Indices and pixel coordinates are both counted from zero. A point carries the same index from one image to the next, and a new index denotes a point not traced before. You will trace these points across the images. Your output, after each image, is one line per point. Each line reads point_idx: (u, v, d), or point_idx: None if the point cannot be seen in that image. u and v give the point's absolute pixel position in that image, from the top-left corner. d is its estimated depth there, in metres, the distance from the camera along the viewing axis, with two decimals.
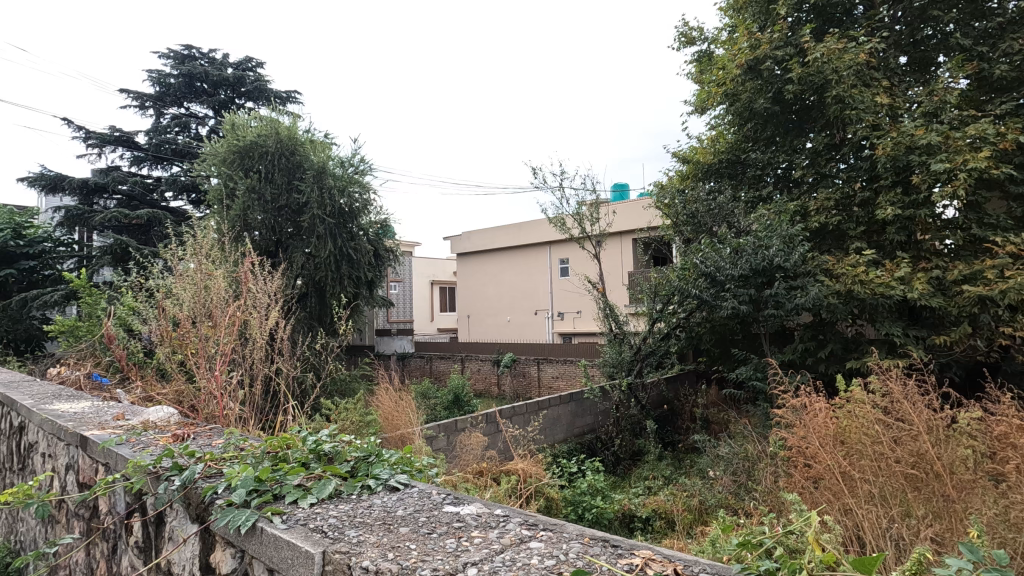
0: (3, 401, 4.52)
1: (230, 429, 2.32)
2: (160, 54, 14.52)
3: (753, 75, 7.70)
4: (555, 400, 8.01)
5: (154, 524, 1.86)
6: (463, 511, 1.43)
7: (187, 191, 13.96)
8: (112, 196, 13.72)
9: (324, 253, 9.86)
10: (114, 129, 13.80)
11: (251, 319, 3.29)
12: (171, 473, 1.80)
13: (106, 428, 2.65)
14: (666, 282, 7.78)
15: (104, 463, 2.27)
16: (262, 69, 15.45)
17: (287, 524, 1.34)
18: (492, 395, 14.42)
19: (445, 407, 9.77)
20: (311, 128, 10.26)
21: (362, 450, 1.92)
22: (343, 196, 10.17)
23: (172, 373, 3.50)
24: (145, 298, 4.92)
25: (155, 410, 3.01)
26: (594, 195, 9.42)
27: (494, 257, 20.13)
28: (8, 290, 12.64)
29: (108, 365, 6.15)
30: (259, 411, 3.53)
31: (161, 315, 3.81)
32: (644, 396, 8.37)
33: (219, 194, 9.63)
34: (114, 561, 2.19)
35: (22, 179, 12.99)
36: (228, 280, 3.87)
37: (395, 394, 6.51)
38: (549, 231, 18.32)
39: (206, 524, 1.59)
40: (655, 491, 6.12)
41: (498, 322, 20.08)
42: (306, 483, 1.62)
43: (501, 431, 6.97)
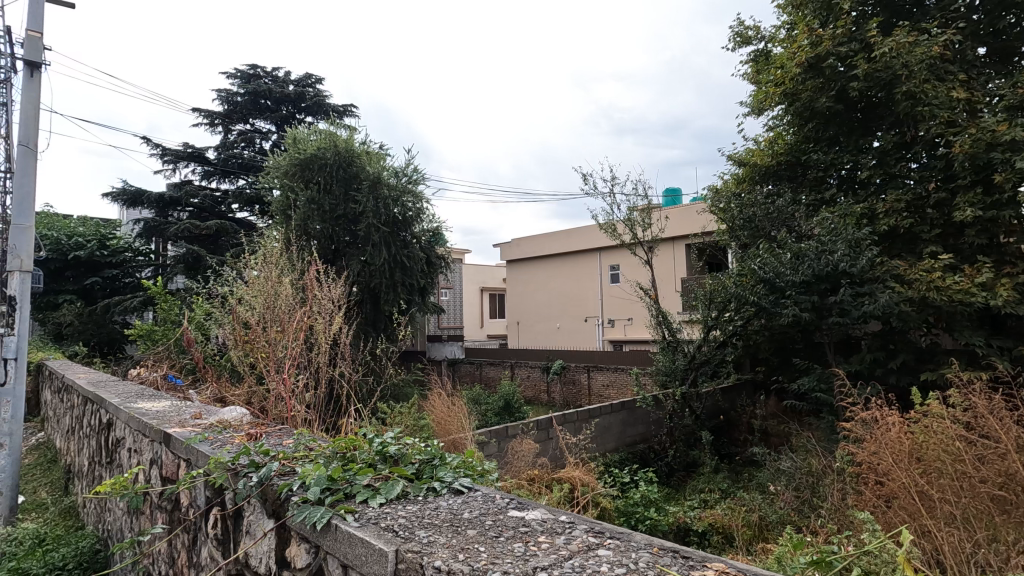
0: (93, 399, 4.89)
1: (300, 431, 2.41)
2: (228, 74, 15.41)
3: (814, 73, 7.42)
4: (607, 408, 7.92)
5: (233, 519, 1.96)
6: (528, 515, 1.45)
7: (252, 203, 14.75)
8: (185, 209, 14.62)
9: (378, 261, 10.16)
10: (187, 146, 14.74)
11: (317, 325, 3.43)
12: (249, 470, 1.90)
13: (186, 426, 2.82)
14: (722, 289, 7.56)
15: (186, 459, 2.41)
16: (321, 85, 16.14)
17: (360, 522, 1.39)
18: (541, 402, 14.39)
19: (496, 413, 9.84)
20: (367, 140, 10.61)
21: (426, 453, 1.96)
22: (396, 205, 10.61)
23: (243, 375, 3.68)
24: (217, 304, 5.23)
25: (228, 410, 3.17)
26: (646, 199, 9.30)
27: (544, 264, 20.15)
28: (94, 296, 13.74)
29: (182, 366, 6.58)
30: (324, 413, 3.67)
31: (234, 321, 4.03)
32: (698, 406, 8.15)
33: (282, 205, 10.10)
34: (194, 552, 2.32)
35: (107, 195, 14.04)
36: (295, 287, 4.05)
37: (448, 399, 6.61)
38: (599, 237, 18.19)
39: (282, 519, 1.67)
40: (712, 505, 5.93)
41: (548, 329, 20.05)
42: (375, 483, 1.68)
43: (552, 439, 6.96)
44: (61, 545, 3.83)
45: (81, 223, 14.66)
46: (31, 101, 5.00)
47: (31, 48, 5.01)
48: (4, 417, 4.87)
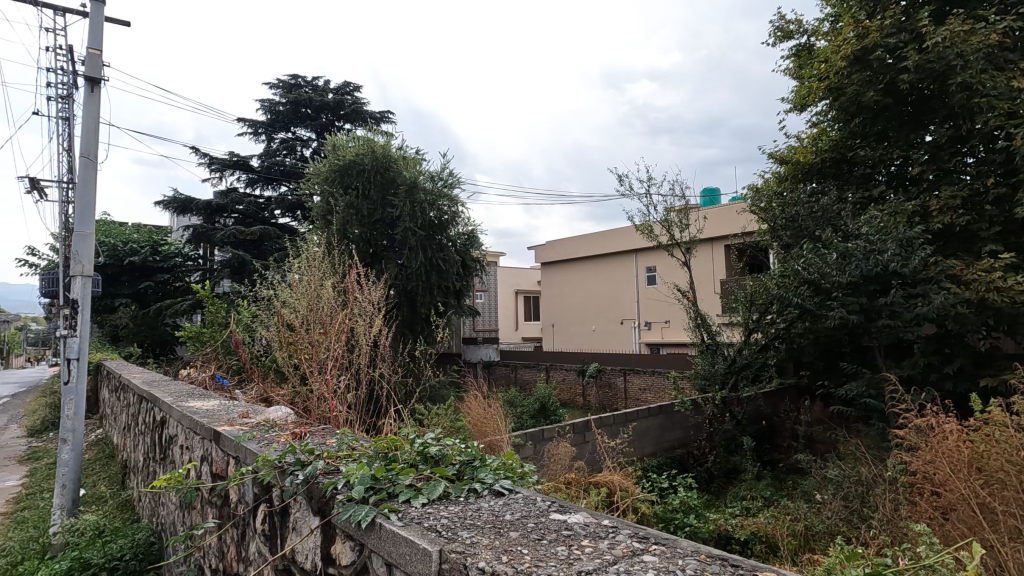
0: (148, 398, 5.12)
1: (343, 430, 2.46)
2: (270, 84, 15.92)
3: (861, 66, 7.15)
4: (644, 412, 7.81)
5: (280, 515, 2.01)
6: (571, 519, 1.44)
7: (294, 209, 15.19)
8: (231, 215, 15.15)
9: (415, 264, 10.29)
10: (232, 154, 15.29)
11: (359, 326, 3.50)
12: (295, 468, 1.95)
13: (235, 424, 2.93)
14: (764, 290, 7.35)
15: (235, 456, 2.50)
16: (359, 92, 16.49)
17: (404, 521, 1.41)
18: (577, 405, 14.31)
19: (532, 416, 9.83)
20: (403, 145, 10.80)
21: (467, 454, 1.98)
22: (433, 209, 10.73)
23: (287, 376, 3.78)
24: (263, 307, 5.40)
25: (274, 410, 3.27)
26: (683, 200, 9.13)
27: (579, 266, 20.05)
28: (147, 300, 14.42)
29: (230, 367, 6.83)
30: (365, 413, 3.74)
31: (278, 323, 4.16)
32: (739, 411, 7.94)
33: (322, 211, 10.37)
34: (243, 547, 2.40)
35: (159, 203, 14.70)
36: (336, 290, 4.14)
37: (484, 401, 6.64)
38: (635, 239, 17.98)
39: (327, 516, 1.71)
40: (754, 513, 5.76)
41: (583, 332, 19.93)
42: (417, 483, 1.70)
43: (588, 443, 6.91)
44: (119, 537, 4.02)
45: (136, 230, 15.41)
46: (91, 115, 5.29)
47: (91, 65, 5.29)
48: (68, 413, 5.15)
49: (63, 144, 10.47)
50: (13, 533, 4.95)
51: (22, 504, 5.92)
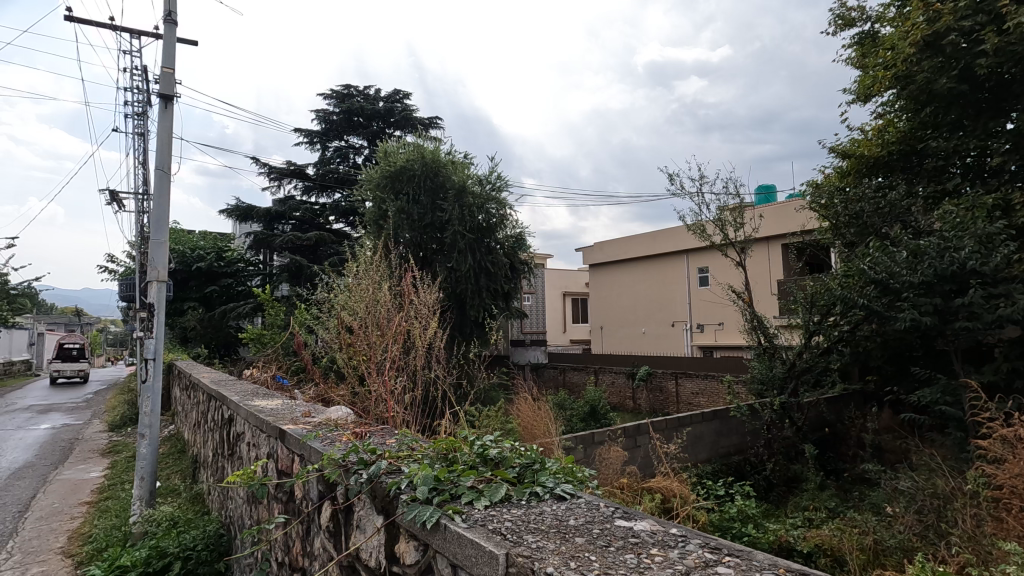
0: (217, 397, 5.39)
1: (402, 431, 2.50)
2: (325, 95, 16.51)
3: (932, 52, 6.72)
4: (698, 417, 7.59)
5: (345, 513, 2.06)
6: (637, 526, 1.40)
7: (347, 215, 15.66)
8: (288, 222, 15.79)
9: (464, 267, 10.39)
10: (289, 164, 15.94)
11: (415, 328, 3.55)
12: (359, 467, 2.00)
13: (299, 423, 3.02)
14: (826, 291, 7.00)
15: (300, 454, 2.58)
16: (409, 99, 16.86)
17: (469, 523, 1.41)
18: (627, 408, 14.10)
19: (582, 419, 9.74)
20: (452, 150, 10.96)
21: (527, 458, 1.97)
22: (481, 213, 10.85)
23: (346, 377, 3.88)
24: (321, 310, 5.58)
25: (334, 410, 3.35)
26: (737, 198, 8.85)
27: (628, 268, 19.76)
28: (213, 303, 15.20)
29: (290, 368, 7.11)
30: (421, 413, 3.80)
31: (338, 325, 4.28)
32: (799, 417, 7.59)
33: (375, 216, 10.64)
34: (308, 542, 2.47)
35: (223, 211, 15.50)
36: (392, 293, 4.23)
37: (534, 403, 6.61)
38: (686, 239, 17.55)
39: (392, 516, 1.73)
40: (818, 525, 5.48)
41: (633, 334, 19.60)
42: (478, 486, 1.69)
43: (640, 447, 6.78)
44: (190, 528, 4.24)
45: (203, 238, 16.32)
46: (165, 129, 5.63)
47: (166, 83, 5.65)
48: (145, 410, 5.49)
49: (138, 158, 11.23)
50: (98, 520, 5.30)
51: (106, 493, 6.36)
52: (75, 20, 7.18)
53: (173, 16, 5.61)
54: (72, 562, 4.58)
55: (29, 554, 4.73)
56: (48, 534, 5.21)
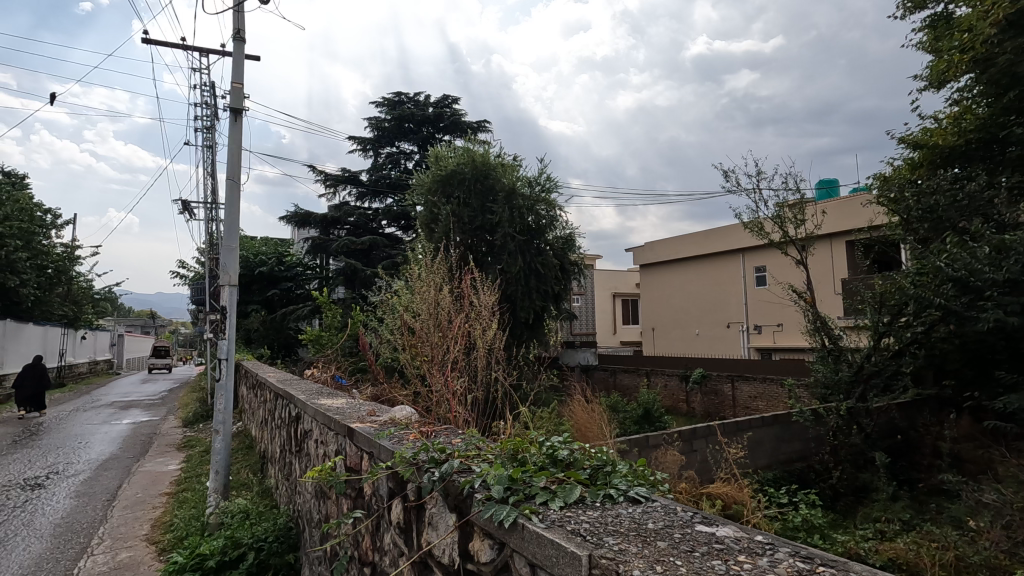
0: (285, 396, 5.63)
1: (468, 432, 2.52)
2: (377, 103, 16.98)
3: (1015, 32, 6.26)
4: (757, 421, 7.36)
5: (416, 512, 2.11)
6: (720, 532, 1.37)
7: (399, 219, 16.03)
8: (344, 227, 16.31)
9: (515, 269, 10.43)
10: (344, 170, 16.48)
11: (476, 329, 3.61)
12: (430, 466, 2.04)
13: (365, 422, 3.11)
14: (897, 290, 6.60)
15: (370, 452, 2.67)
16: (457, 104, 17.11)
17: (546, 523, 1.42)
18: (681, 412, 13.78)
19: (635, 422, 9.59)
20: (501, 153, 11.07)
21: (598, 460, 1.95)
22: (531, 214, 10.95)
23: (409, 376, 3.97)
24: (382, 311, 5.74)
25: (398, 409, 3.42)
26: (798, 193, 8.48)
27: (681, 268, 19.34)
28: (275, 305, 15.95)
29: (348, 367, 7.35)
30: (482, 414, 3.86)
31: (399, 326, 4.39)
32: (868, 423, 7.18)
33: (426, 219, 10.86)
34: (378, 538, 2.55)
35: (283, 218, 16.16)
36: (452, 293, 4.29)
37: (588, 405, 6.56)
38: (742, 237, 17.00)
39: (465, 514, 1.77)
40: (892, 537, 5.18)
41: (686, 335, 19.14)
42: (551, 486, 1.69)
43: (697, 451, 6.59)
44: (262, 520, 4.46)
45: (265, 243, 17.14)
46: (234, 141, 5.95)
47: (235, 97, 5.96)
48: (219, 408, 5.78)
49: (207, 169, 11.92)
50: (178, 510, 5.64)
51: (183, 485, 6.76)
52: (153, 42, 7.71)
53: (241, 34, 5.92)
54: (156, 549, 4.89)
55: (118, 540, 5.08)
56: (134, 522, 5.59)
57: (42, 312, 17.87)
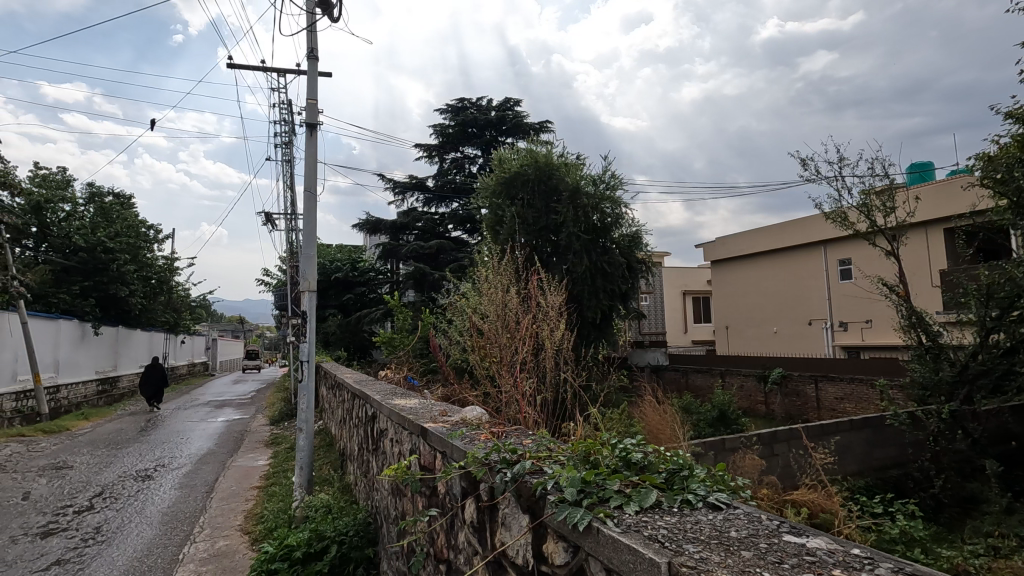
0: (361, 395, 5.86)
1: (539, 433, 2.52)
2: (442, 110, 17.36)
3: None
4: (845, 425, 6.89)
5: (489, 511, 2.13)
6: (810, 543, 1.29)
7: (465, 222, 16.31)
8: (412, 232, 16.80)
9: (581, 268, 10.33)
10: (411, 178, 16.98)
11: (544, 330, 3.59)
12: (502, 466, 2.05)
13: (437, 422, 3.19)
14: (1006, 281, 5.97)
15: (443, 451, 2.72)
16: (519, 106, 17.21)
17: (622, 528, 1.39)
18: (759, 413, 13.13)
19: (711, 424, 9.23)
20: (564, 152, 11.03)
21: (674, 464, 1.88)
22: (596, 212, 10.84)
23: (479, 377, 4.01)
24: (451, 313, 5.85)
25: (469, 409, 3.48)
26: (886, 179, 7.86)
27: (756, 263, 18.45)
28: (350, 309, 16.71)
29: (420, 369, 7.56)
30: (552, 415, 3.84)
31: (468, 328, 4.46)
32: (975, 427, 6.55)
33: (491, 221, 10.98)
34: (452, 535, 2.60)
35: (356, 225, 16.87)
36: (520, 293, 4.29)
37: (660, 406, 6.37)
38: (824, 228, 15.97)
39: (538, 515, 1.76)
40: (1006, 555, 4.68)
41: (763, 333, 18.22)
42: (625, 490, 1.66)
43: (778, 456, 6.25)
44: (343, 515, 4.66)
45: (340, 250, 17.99)
46: (310, 154, 6.28)
47: (310, 112, 6.29)
48: (302, 407, 6.11)
49: (287, 183, 12.66)
50: (268, 503, 6.02)
51: (271, 480, 7.20)
52: (236, 67, 8.29)
53: (314, 52, 6.25)
54: (249, 538, 5.24)
55: (216, 529, 5.49)
56: (229, 513, 6.02)
57: (148, 319, 19.64)
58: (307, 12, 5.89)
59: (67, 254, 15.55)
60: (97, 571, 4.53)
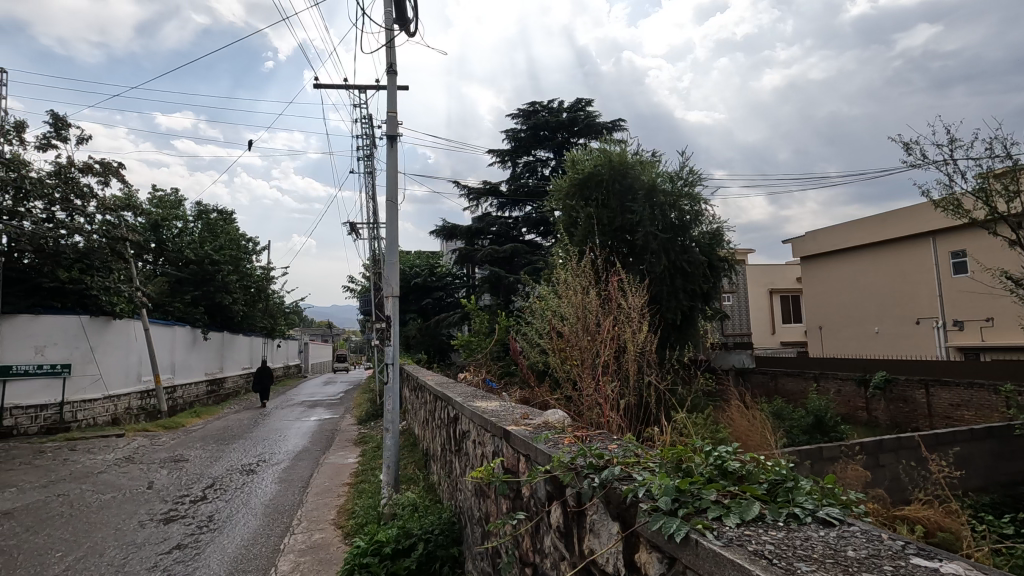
0: (443, 397, 6.02)
1: (625, 438, 2.46)
2: (514, 115, 17.52)
3: None
4: (965, 435, 6.21)
5: (576, 517, 2.10)
6: (945, 569, 1.15)
7: (539, 225, 16.33)
8: (487, 237, 17.06)
9: (659, 268, 10.03)
10: (485, 183, 17.26)
11: (626, 332, 3.52)
12: (589, 471, 2.01)
13: (520, 425, 3.19)
14: None
15: (527, 454, 2.73)
16: (591, 106, 17.03)
17: (723, 541, 1.31)
18: (860, 420, 12.14)
19: (806, 431, 8.65)
20: (638, 150, 10.80)
21: (776, 474, 1.76)
22: (674, 210, 10.54)
23: (559, 381, 3.98)
24: (529, 316, 5.87)
25: (551, 412, 3.47)
26: (1007, 159, 7.02)
27: (853, 258, 17.11)
28: (430, 313, 17.26)
29: (498, 371, 7.65)
30: (635, 419, 3.74)
31: (548, 330, 4.46)
32: None
33: (565, 223, 10.93)
34: (537, 539, 2.59)
35: (433, 232, 17.38)
36: (599, 295, 4.24)
37: (748, 411, 6.03)
38: (932, 218, 14.54)
39: (629, 524, 1.71)
40: None
41: (863, 334, 16.83)
42: (724, 500, 1.57)
43: (885, 467, 5.74)
44: (428, 514, 4.79)
45: (418, 257, 18.63)
46: (391, 165, 6.54)
47: (391, 124, 6.56)
48: (388, 408, 6.36)
49: (369, 193, 13.26)
50: (358, 499, 6.30)
51: (360, 477, 7.54)
52: (322, 87, 8.81)
53: (393, 67, 6.50)
54: (342, 532, 5.51)
55: (313, 522, 5.82)
56: (324, 507, 6.36)
57: (248, 325, 21.27)
58: (386, 29, 6.14)
59: (180, 267, 17.19)
60: (211, 556, 4.95)
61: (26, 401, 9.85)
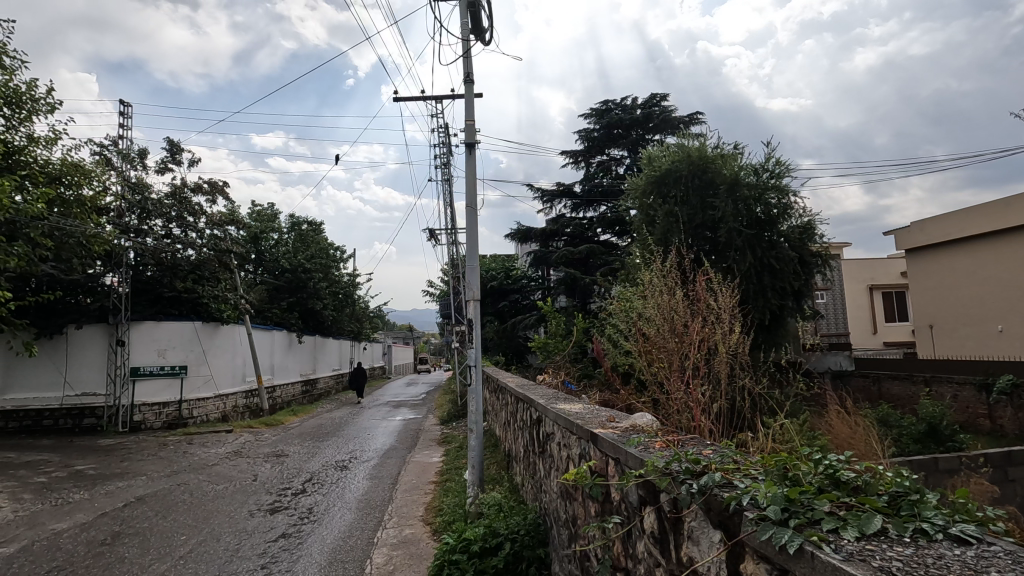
0: (525, 399, 6.09)
1: (722, 443, 2.38)
2: (586, 115, 17.36)
3: None
4: None
5: (673, 523, 2.05)
6: None
7: (614, 225, 16.10)
8: (562, 238, 17.02)
9: (744, 266, 9.57)
10: (558, 185, 17.23)
11: (717, 334, 3.40)
12: (686, 476, 1.97)
13: (607, 428, 3.17)
14: None
15: (617, 457, 2.70)
16: (666, 100, 16.56)
17: (843, 555, 1.24)
18: (982, 429, 10.92)
19: (917, 440, 7.90)
20: (719, 144, 10.39)
21: (897, 485, 1.64)
22: (759, 204, 10.02)
23: (645, 383, 3.91)
24: (610, 317, 5.81)
25: (638, 416, 3.41)
26: None
27: (968, 249, 15.46)
28: (507, 316, 17.47)
29: (576, 373, 7.63)
30: (728, 424, 3.59)
31: (631, 331, 4.40)
32: None
33: (643, 222, 10.70)
34: (629, 544, 2.56)
35: (509, 236, 17.59)
36: (685, 294, 4.12)
37: (850, 417, 5.60)
38: None
39: (734, 533, 1.65)
40: None
41: (984, 333, 15.15)
42: (839, 512, 1.47)
43: (1016, 483, 5.16)
44: (514, 514, 4.85)
45: (495, 261, 18.89)
46: (469, 171, 6.71)
47: (468, 131, 6.73)
48: (471, 408, 6.53)
49: (446, 200, 13.66)
50: (445, 497, 6.50)
51: (445, 476, 7.77)
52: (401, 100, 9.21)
53: (470, 76, 6.67)
54: (430, 528, 5.70)
55: (402, 518, 6.07)
56: (413, 504, 6.62)
57: (337, 329, 22.54)
58: (462, 40, 6.31)
59: (277, 275, 18.51)
60: (312, 546, 5.29)
61: (153, 398, 11.06)
